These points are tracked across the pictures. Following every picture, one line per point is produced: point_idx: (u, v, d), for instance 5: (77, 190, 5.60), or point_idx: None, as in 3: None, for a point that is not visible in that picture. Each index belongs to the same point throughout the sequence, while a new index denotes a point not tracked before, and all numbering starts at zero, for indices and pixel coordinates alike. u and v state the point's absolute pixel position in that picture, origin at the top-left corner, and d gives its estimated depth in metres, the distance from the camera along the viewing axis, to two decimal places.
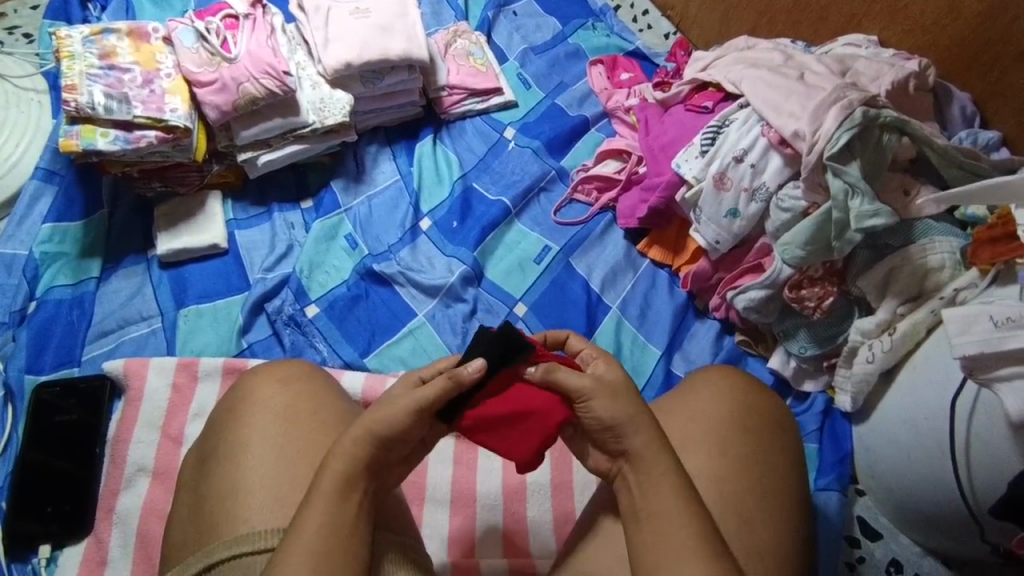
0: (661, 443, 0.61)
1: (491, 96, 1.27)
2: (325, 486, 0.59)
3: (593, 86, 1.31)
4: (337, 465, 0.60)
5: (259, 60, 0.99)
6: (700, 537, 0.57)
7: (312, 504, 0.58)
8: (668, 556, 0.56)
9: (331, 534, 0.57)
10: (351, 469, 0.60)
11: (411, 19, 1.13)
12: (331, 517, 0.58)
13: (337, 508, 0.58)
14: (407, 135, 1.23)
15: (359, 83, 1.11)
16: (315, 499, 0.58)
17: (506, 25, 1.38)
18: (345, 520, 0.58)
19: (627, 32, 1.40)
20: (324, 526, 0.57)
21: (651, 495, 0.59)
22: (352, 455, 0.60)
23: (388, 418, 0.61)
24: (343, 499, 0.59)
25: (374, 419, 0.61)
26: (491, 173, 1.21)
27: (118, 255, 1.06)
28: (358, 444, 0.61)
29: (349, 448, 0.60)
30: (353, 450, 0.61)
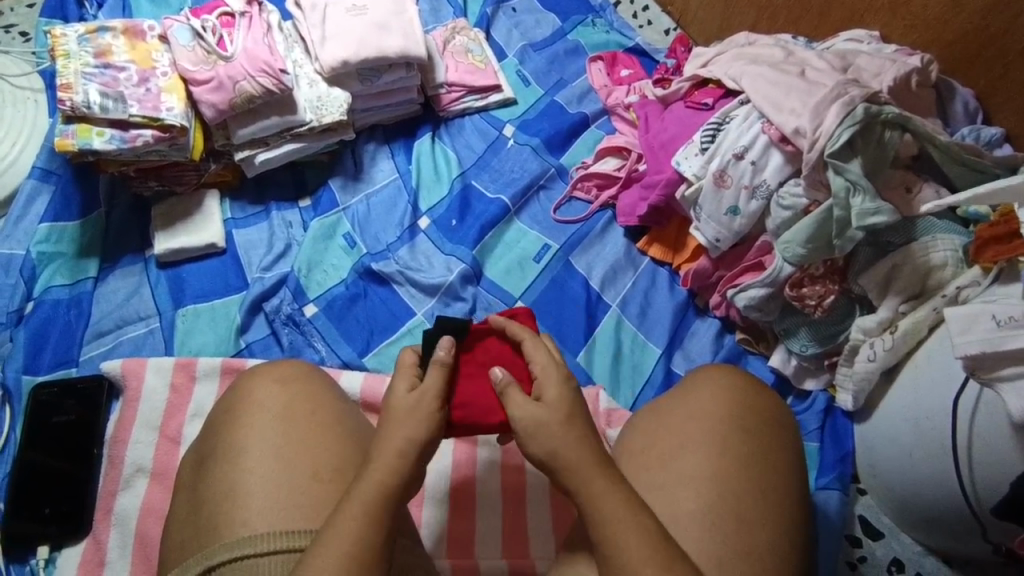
0: (601, 462, 0.60)
1: (490, 93, 1.27)
2: (366, 490, 0.59)
3: (593, 83, 1.30)
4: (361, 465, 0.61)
5: (255, 58, 0.98)
6: (648, 554, 0.56)
7: (347, 505, 0.58)
8: (623, 568, 0.56)
9: (363, 535, 0.57)
10: None
11: (408, 16, 1.12)
12: (360, 514, 0.58)
13: (368, 506, 0.58)
14: (406, 132, 1.23)
15: (357, 80, 1.10)
16: (351, 498, 0.59)
17: (506, 21, 1.38)
18: (378, 522, 0.58)
19: (627, 28, 1.40)
20: (355, 520, 0.57)
21: (598, 513, 0.58)
22: (388, 460, 0.61)
23: (423, 432, 0.63)
24: (380, 504, 0.59)
25: (416, 428, 0.63)
26: (491, 171, 1.20)
27: (116, 254, 1.06)
28: (398, 450, 0.62)
29: (393, 457, 0.61)
30: (390, 458, 0.61)
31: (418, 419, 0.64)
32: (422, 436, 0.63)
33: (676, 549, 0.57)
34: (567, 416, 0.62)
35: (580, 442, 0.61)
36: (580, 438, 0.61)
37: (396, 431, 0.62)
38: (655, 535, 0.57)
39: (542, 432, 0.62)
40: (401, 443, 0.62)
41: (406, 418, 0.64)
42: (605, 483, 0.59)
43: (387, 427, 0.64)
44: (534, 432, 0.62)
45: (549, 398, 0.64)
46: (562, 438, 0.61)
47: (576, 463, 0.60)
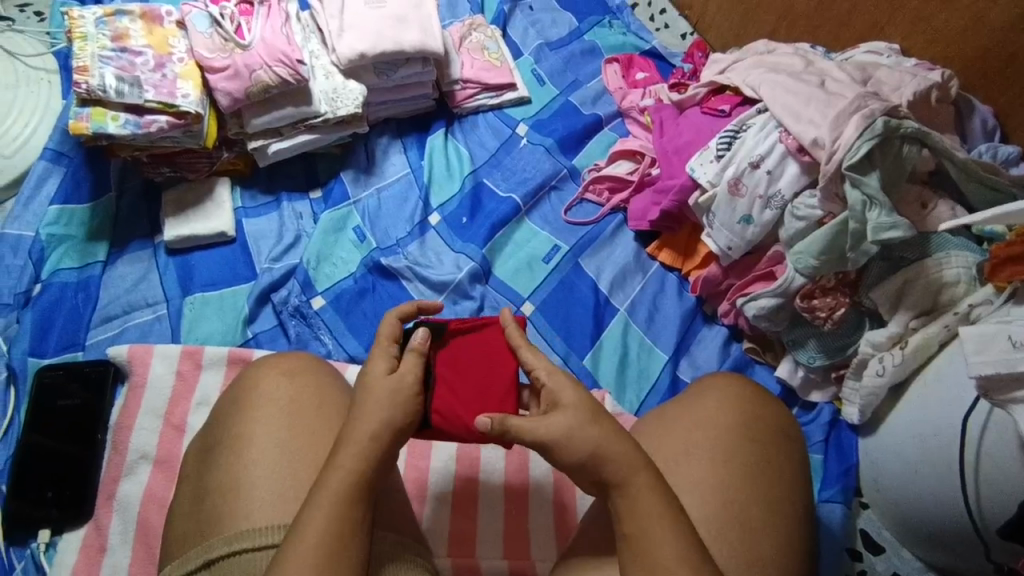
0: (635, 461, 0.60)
1: (505, 91, 1.28)
2: (332, 487, 0.59)
3: (608, 85, 1.32)
4: (345, 463, 0.60)
5: (274, 48, 0.97)
6: (679, 553, 0.56)
7: (317, 498, 0.58)
8: (654, 565, 0.56)
9: (332, 534, 0.57)
10: (350, 466, 0.60)
11: (427, 11, 1.10)
12: (341, 515, 0.58)
13: (349, 507, 0.58)
14: (420, 127, 1.24)
15: (373, 74, 1.09)
16: (331, 498, 0.58)
17: (522, 19, 1.39)
18: (349, 519, 0.58)
19: (643, 31, 1.41)
20: (337, 521, 0.57)
21: (635, 510, 0.59)
22: (359, 448, 0.61)
23: (395, 416, 0.64)
24: (352, 498, 0.59)
25: (386, 413, 0.63)
26: (502, 169, 1.22)
27: (125, 239, 1.05)
28: (372, 439, 0.62)
29: (365, 445, 0.61)
30: (359, 445, 0.61)
31: (395, 403, 0.64)
32: (391, 416, 0.63)
33: (699, 555, 0.57)
34: (595, 415, 0.62)
35: (619, 438, 0.61)
36: (617, 434, 0.61)
37: (403, 421, 0.64)
38: (686, 536, 0.57)
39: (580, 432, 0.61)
40: (370, 429, 0.62)
41: (375, 399, 0.64)
42: (648, 477, 0.60)
43: (359, 415, 0.63)
44: (567, 442, 0.61)
45: (568, 401, 0.63)
46: (602, 436, 0.61)
47: (618, 460, 0.60)
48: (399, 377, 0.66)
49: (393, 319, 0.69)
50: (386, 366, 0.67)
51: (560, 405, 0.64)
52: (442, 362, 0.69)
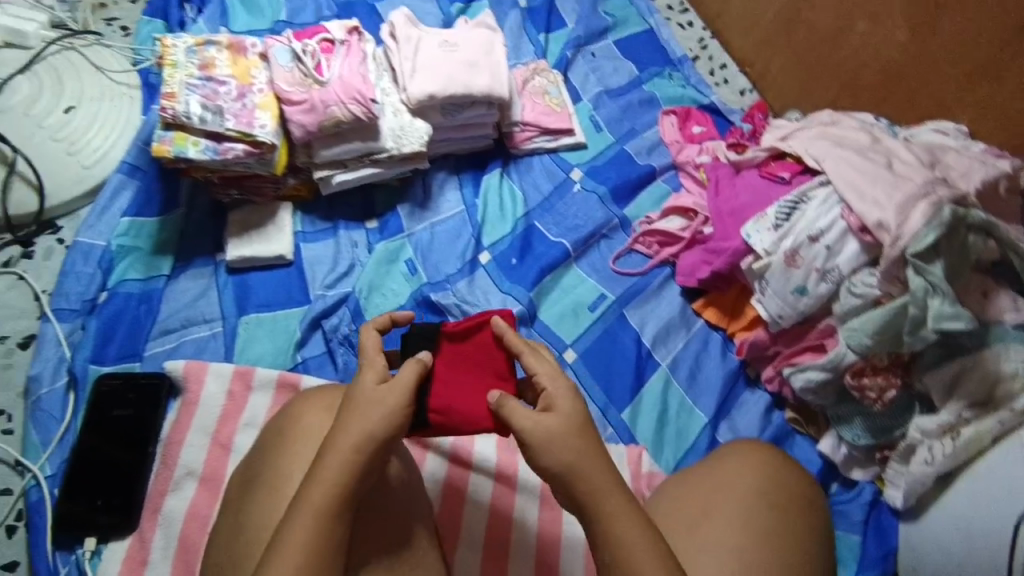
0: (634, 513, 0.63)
1: (563, 136, 1.30)
2: (314, 501, 0.61)
3: (664, 136, 1.34)
4: (326, 476, 0.62)
5: (350, 87, 1.00)
6: None
7: (300, 509, 0.61)
8: None
9: (314, 548, 0.60)
10: (331, 480, 0.62)
11: (496, 58, 1.13)
12: (319, 530, 0.61)
13: (326, 522, 0.61)
14: (477, 166, 1.26)
15: (439, 113, 1.12)
16: (309, 512, 0.61)
17: (584, 64, 1.42)
18: (327, 533, 0.61)
19: (703, 85, 1.42)
20: (315, 535, 0.60)
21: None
22: (341, 460, 0.63)
23: (378, 429, 0.65)
24: (330, 512, 0.61)
25: (372, 424, 0.65)
26: (554, 213, 1.24)
27: (189, 255, 1.09)
28: (355, 450, 0.63)
29: (347, 456, 0.63)
30: (340, 456, 0.63)
31: (380, 410, 0.65)
32: (375, 427, 0.65)
33: None
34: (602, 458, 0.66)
35: None
36: None
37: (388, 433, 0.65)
38: None
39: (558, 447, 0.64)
40: (354, 444, 0.64)
41: (368, 405, 0.66)
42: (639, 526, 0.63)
43: (344, 425, 0.65)
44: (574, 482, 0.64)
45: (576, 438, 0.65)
46: (578, 453, 0.64)
47: (591, 476, 0.64)
48: (390, 390, 0.67)
49: (372, 329, 0.74)
50: (376, 376, 0.68)
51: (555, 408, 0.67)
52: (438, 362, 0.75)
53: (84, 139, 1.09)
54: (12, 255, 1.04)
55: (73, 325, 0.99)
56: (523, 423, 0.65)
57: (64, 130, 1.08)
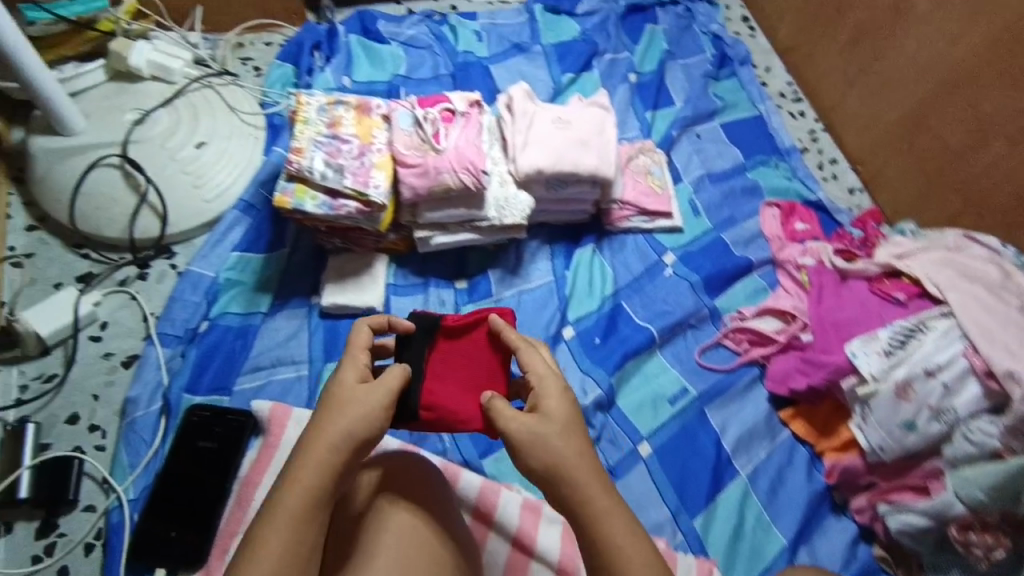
0: None
1: (659, 217, 1.28)
2: (290, 503, 0.64)
3: (765, 229, 1.31)
4: (303, 480, 0.65)
5: (464, 157, 1.02)
6: None
7: (276, 506, 0.65)
8: None
9: (291, 548, 0.64)
10: (309, 483, 0.65)
11: (607, 138, 1.14)
12: (294, 535, 0.64)
13: (301, 526, 0.64)
14: (570, 238, 1.26)
15: (543, 187, 1.13)
16: (285, 516, 0.64)
17: (688, 145, 1.41)
18: (302, 537, 0.65)
19: (810, 180, 1.39)
20: (290, 539, 0.64)
21: None
22: (316, 462, 0.66)
23: (352, 427, 0.67)
24: (305, 517, 0.65)
25: (347, 424, 0.67)
26: (642, 296, 1.22)
27: (287, 295, 1.13)
28: (329, 449, 0.66)
29: (322, 455, 0.66)
30: (317, 457, 0.66)
31: (357, 409, 0.68)
32: (351, 426, 0.67)
33: None
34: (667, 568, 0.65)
35: None
36: None
37: (366, 436, 0.68)
38: None
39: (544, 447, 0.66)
40: (330, 442, 0.66)
41: (344, 405, 0.68)
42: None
43: (319, 426, 0.67)
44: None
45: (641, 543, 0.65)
46: (563, 453, 0.66)
47: (575, 483, 0.65)
48: (369, 391, 0.70)
49: (364, 326, 0.76)
50: (356, 374, 0.71)
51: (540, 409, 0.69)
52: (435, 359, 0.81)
53: (209, 174, 1.15)
54: (129, 275, 1.11)
55: (175, 350, 1.04)
56: (510, 423, 0.68)
57: (193, 164, 1.14)
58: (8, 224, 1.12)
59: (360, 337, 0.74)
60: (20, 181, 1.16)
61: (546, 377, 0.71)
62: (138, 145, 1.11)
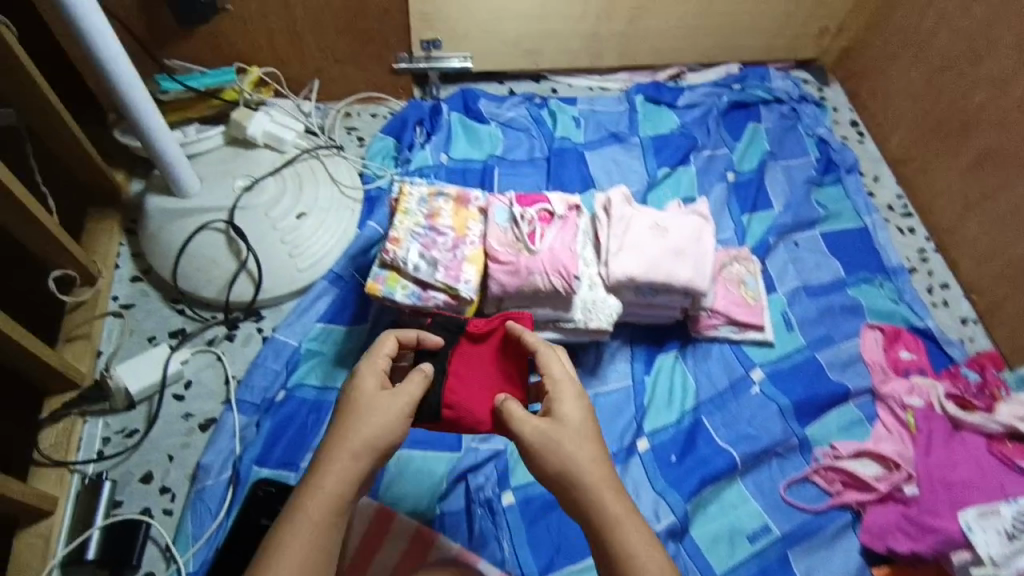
0: None
1: (749, 330, 1.21)
2: (314, 511, 0.66)
3: (866, 355, 1.22)
4: (327, 488, 0.67)
5: (558, 260, 1.00)
6: None
7: (297, 513, 0.66)
8: None
9: (309, 556, 0.65)
10: (334, 491, 0.67)
11: (704, 248, 1.10)
12: (314, 543, 0.65)
13: (323, 534, 0.66)
14: (653, 341, 1.21)
15: (631, 292, 1.10)
16: (306, 523, 0.65)
17: (785, 252, 1.34)
18: (324, 545, 0.66)
19: (919, 304, 1.29)
20: (312, 546, 0.65)
21: None
22: (340, 469, 0.68)
23: (375, 435, 0.71)
24: (326, 525, 0.66)
25: (370, 431, 0.71)
26: (725, 413, 1.14)
27: None
28: (353, 457, 0.69)
29: (346, 462, 0.69)
30: (342, 463, 0.69)
31: (380, 416, 0.72)
32: (374, 435, 0.71)
33: None
34: None
35: None
36: None
37: (390, 444, 0.72)
38: None
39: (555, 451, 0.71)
40: (355, 449, 0.69)
41: (368, 414, 0.72)
42: None
43: (344, 434, 0.70)
44: None
45: None
46: (574, 458, 0.71)
47: (583, 490, 0.70)
48: (391, 396, 0.74)
49: (393, 337, 0.83)
50: (376, 381, 0.76)
51: (554, 413, 0.75)
52: (456, 363, 0.89)
53: (306, 245, 1.18)
54: (217, 334, 1.14)
55: (250, 417, 1.06)
56: (524, 427, 0.74)
57: (292, 234, 1.17)
58: (114, 274, 1.17)
59: (386, 346, 0.81)
60: (131, 233, 1.21)
61: (560, 385, 0.77)
62: (244, 212, 1.15)
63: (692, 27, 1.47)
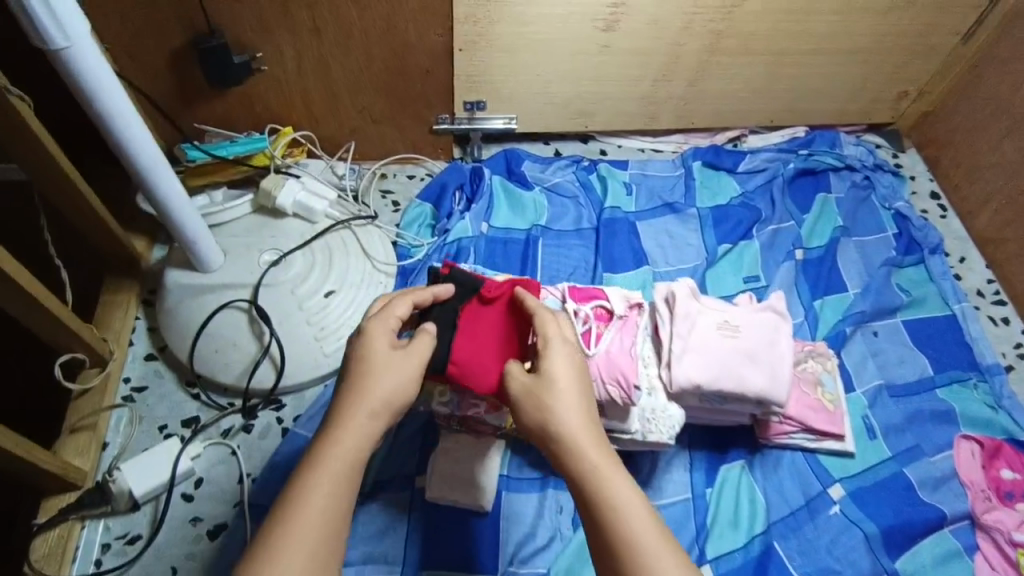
0: None
1: (827, 437, 1.06)
2: (333, 466, 0.64)
3: (962, 473, 1.07)
4: (345, 445, 0.65)
5: (616, 367, 0.88)
6: None
7: (310, 472, 0.63)
8: None
9: (328, 510, 0.61)
10: (353, 448, 0.65)
11: (780, 352, 0.97)
12: (335, 497, 0.62)
13: (342, 490, 0.63)
14: (715, 448, 1.07)
15: (696, 397, 0.96)
16: (326, 475, 0.63)
17: (863, 343, 1.20)
18: (342, 499, 0.63)
19: (1021, 412, 1.14)
20: (331, 500, 0.62)
21: None
22: (358, 425, 0.67)
23: (391, 393, 0.70)
24: (345, 480, 0.64)
25: (386, 389, 0.70)
26: (801, 538, 1.00)
27: (391, 475, 1.03)
28: (371, 415, 0.68)
29: (363, 420, 0.68)
30: (359, 422, 0.67)
31: (395, 374, 0.71)
32: (391, 392, 0.70)
33: None
34: None
35: None
36: None
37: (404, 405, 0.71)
38: None
39: (544, 401, 0.70)
40: (372, 405, 0.69)
41: (383, 370, 0.71)
42: None
43: (360, 390, 0.70)
44: None
45: None
46: (561, 411, 0.69)
47: (572, 447, 0.67)
48: (404, 356, 0.73)
49: (409, 300, 0.81)
50: (388, 340, 0.74)
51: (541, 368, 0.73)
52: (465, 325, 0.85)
53: (334, 327, 1.08)
54: (233, 424, 1.05)
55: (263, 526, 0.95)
56: (512, 382, 0.73)
57: (318, 315, 1.08)
58: (128, 353, 1.08)
59: (399, 307, 0.78)
60: (148, 304, 1.13)
61: (551, 343, 0.75)
62: (268, 289, 1.06)
63: (756, 90, 1.36)
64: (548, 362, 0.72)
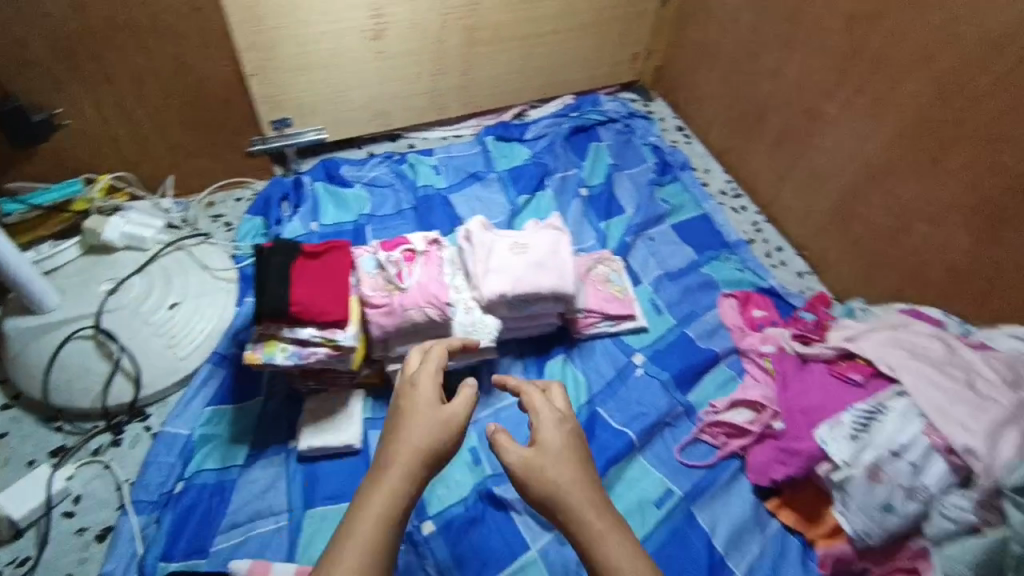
0: None
1: (623, 320, 1.32)
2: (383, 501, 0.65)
3: (725, 320, 1.36)
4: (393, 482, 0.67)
5: (427, 291, 1.09)
6: None
7: (354, 533, 0.62)
8: None
9: (374, 544, 0.62)
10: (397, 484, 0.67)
11: (562, 259, 1.20)
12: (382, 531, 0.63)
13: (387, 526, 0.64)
14: (539, 351, 1.30)
15: (506, 307, 1.17)
16: (374, 508, 0.64)
17: (643, 248, 1.48)
18: (383, 534, 0.63)
19: (761, 268, 1.47)
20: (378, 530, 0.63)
21: None
22: (406, 466, 0.68)
23: (442, 443, 0.72)
24: (392, 517, 0.65)
25: (430, 433, 0.72)
26: (617, 400, 1.23)
27: (263, 444, 1.12)
28: (418, 458, 0.69)
29: (412, 461, 0.69)
30: (408, 465, 0.68)
31: (438, 423, 0.72)
32: (425, 449, 0.70)
33: None
34: None
35: None
36: None
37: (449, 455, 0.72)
38: None
39: (543, 473, 0.70)
40: (410, 462, 0.69)
41: (418, 426, 0.72)
42: None
43: (410, 429, 0.72)
44: None
45: None
46: (563, 485, 0.69)
47: (581, 521, 0.67)
48: (445, 407, 0.74)
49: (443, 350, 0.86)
50: (437, 394, 0.76)
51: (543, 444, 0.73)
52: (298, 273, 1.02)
53: (184, 332, 1.19)
54: (102, 443, 1.12)
55: (145, 516, 1.03)
56: (510, 455, 0.72)
57: (167, 325, 1.18)
58: None
59: (439, 359, 0.83)
60: None
61: (543, 416, 0.76)
62: (111, 313, 1.15)
63: (520, 71, 1.64)
64: (543, 433, 0.74)
